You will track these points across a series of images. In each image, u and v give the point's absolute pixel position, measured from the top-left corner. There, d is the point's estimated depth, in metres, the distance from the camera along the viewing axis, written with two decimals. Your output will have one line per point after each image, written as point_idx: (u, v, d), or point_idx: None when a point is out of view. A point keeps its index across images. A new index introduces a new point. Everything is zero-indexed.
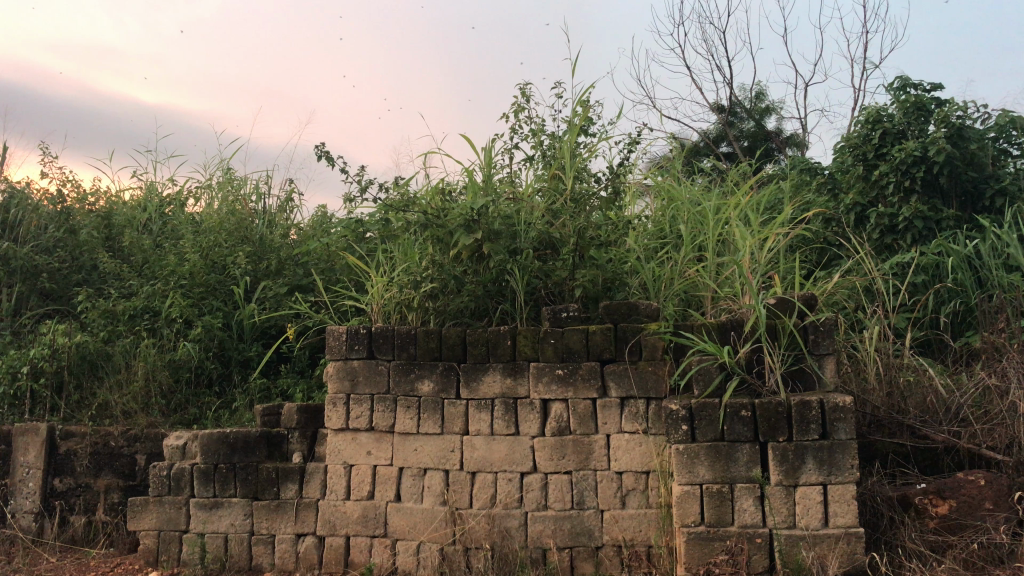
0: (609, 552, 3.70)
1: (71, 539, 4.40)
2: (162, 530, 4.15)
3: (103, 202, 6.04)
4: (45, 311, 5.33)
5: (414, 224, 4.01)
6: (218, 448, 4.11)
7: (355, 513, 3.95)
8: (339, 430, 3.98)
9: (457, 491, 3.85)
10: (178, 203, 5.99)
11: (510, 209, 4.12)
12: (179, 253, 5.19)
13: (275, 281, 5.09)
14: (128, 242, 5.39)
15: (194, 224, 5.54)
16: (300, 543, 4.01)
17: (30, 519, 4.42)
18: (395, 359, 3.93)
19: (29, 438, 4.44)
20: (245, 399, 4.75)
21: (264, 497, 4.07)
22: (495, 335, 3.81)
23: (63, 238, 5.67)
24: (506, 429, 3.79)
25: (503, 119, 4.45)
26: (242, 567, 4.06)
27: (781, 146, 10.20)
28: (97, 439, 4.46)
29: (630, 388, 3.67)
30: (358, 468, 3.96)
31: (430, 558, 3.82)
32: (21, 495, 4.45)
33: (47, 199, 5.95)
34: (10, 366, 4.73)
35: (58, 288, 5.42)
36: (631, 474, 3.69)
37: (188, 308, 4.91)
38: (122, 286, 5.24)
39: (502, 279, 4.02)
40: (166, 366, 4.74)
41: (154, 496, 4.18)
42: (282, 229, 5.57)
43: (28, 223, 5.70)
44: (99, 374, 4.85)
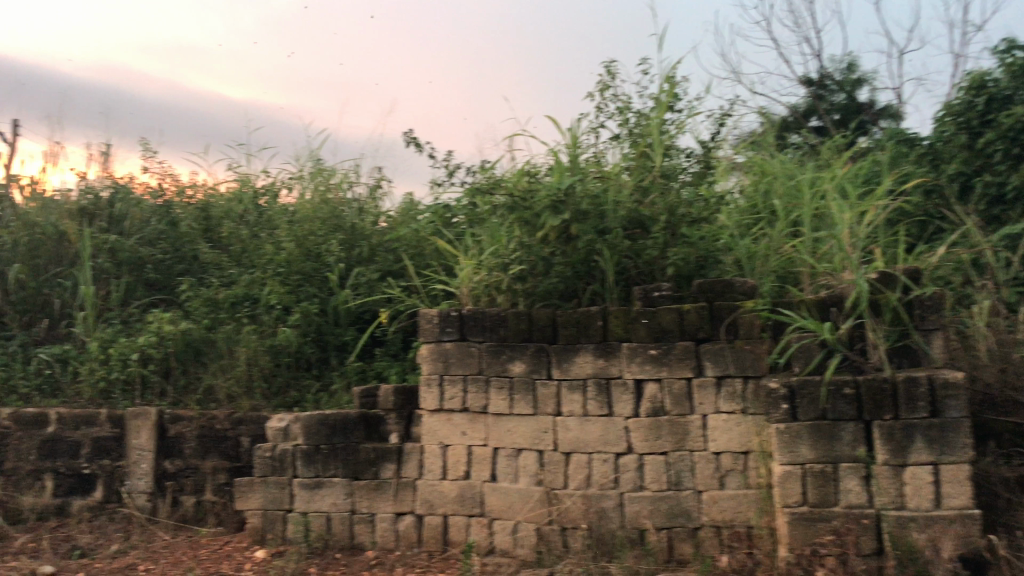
0: (708, 533, 3.65)
1: (182, 518, 4.61)
2: (267, 509, 4.28)
3: (201, 194, 6.10)
4: (152, 301, 5.58)
5: (502, 206, 4.04)
6: (318, 430, 4.22)
7: (452, 493, 4.01)
8: (434, 411, 4.03)
9: (552, 471, 3.85)
10: (272, 195, 6.01)
11: (597, 189, 4.08)
12: (276, 242, 5.35)
13: (368, 267, 5.19)
14: (227, 233, 5.62)
15: (288, 214, 5.66)
16: (399, 522, 4.09)
17: (145, 499, 4.63)
18: (486, 340, 3.95)
19: (141, 422, 4.63)
20: (343, 381, 4.88)
21: (363, 477, 4.15)
22: (586, 315, 3.78)
23: (165, 230, 5.92)
24: (600, 410, 3.77)
25: (588, 98, 4.43)
26: (344, 545, 4.16)
27: (874, 118, 9.79)
28: (204, 423, 4.63)
29: (726, 367, 3.61)
30: (454, 448, 4.01)
31: (527, 538, 3.86)
32: (135, 476, 4.65)
33: (149, 193, 6.15)
34: (121, 352, 4.91)
35: (163, 279, 5.67)
36: (729, 454, 3.63)
37: (287, 295, 5.09)
38: (222, 275, 5.46)
39: (591, 260, 4.02)
40: (266, 351, 4.91)
41: (259, 477, 4.30)
42: (372, 217, 5.62)
43: (132, 216, 5.97)
44: (204, 360, 5.03)
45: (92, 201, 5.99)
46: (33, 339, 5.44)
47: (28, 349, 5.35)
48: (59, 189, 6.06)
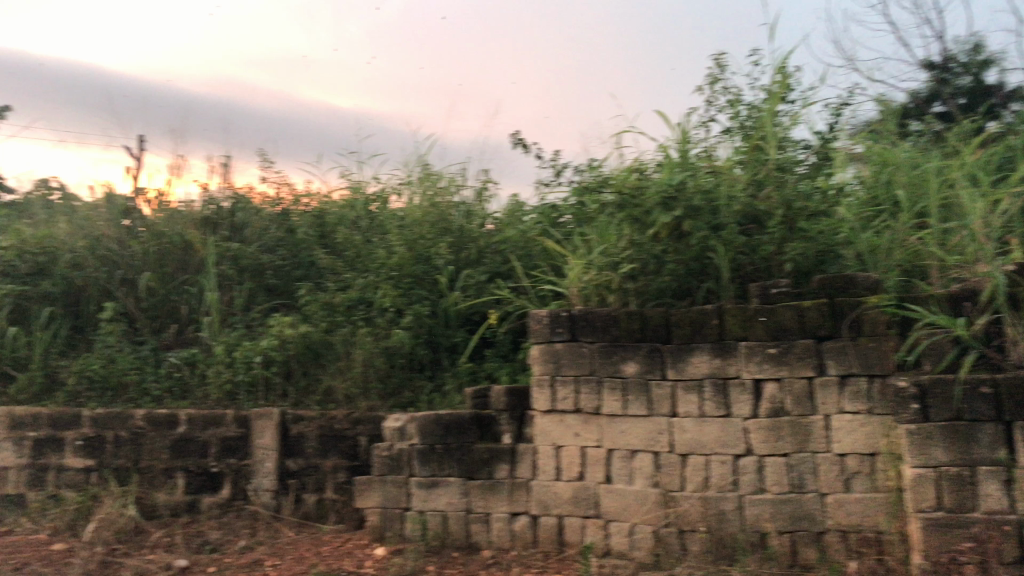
0: (833, 537, 3.53)
1: (305, 515, 4.78)
2: (386, 508, 4.36)
3: (316, 202, 6.31)
4: (273, 305, 5.79)
5: (611, 204, 4.05)
6: (433, 430, 4.28)
7: (567, 494, 3.99)
8: (547, 412, 4.03)
9: (668, 473, 3.78)
10: (382, 200, 6.11)
11: (708, 184, 4.04)
12: (388, 246, 5.47)
13: (476, 269, 5.26)
14: (341, 239, 5.81)
15: (398, 218, 5.77)
16: (514, 522, 4.11)
17: (269, 496, 4.81)
18: (598, 341, 3.91)
19: (265, 422, 4.82)
20: (455, 382, 4.95)
21: (478, 477, 4.19)
22: (701, 314, 3.70)
23: (283, 237, 6.14)
24: (717, 411, 3.69)
25: (697, 93, 4.53)
26: (461, 544, 4.21)
27: (1004, 101, 9.23)
28: (324, 422, 4.79)
29: (851, 365, 3.47)
30: (568, 449, 3.99)
31: (644, 540, 3.81)
32: (260, 474, 4.83)
33: (267, 202, 6.36)
34: (245, 355, 5.12)
35: (282, 284, 5.88)
36: (855, 456, 3.49)
37: (399, 298, 5.19)
38: (338, 280, 5.62)
39: (705, 257, 3.94)
40: (381, 353, 5.00)
41: (377, 476, 4.39)
42: (479, 219, 5.65)
43: (253, 224, 6.21)
44: (322, 362, 5.18)
45: (215, 212, 6.28)
46: (164, 344, 5.74)
47: (159, 353, 5.65)
48: (183, 200, 6.33)
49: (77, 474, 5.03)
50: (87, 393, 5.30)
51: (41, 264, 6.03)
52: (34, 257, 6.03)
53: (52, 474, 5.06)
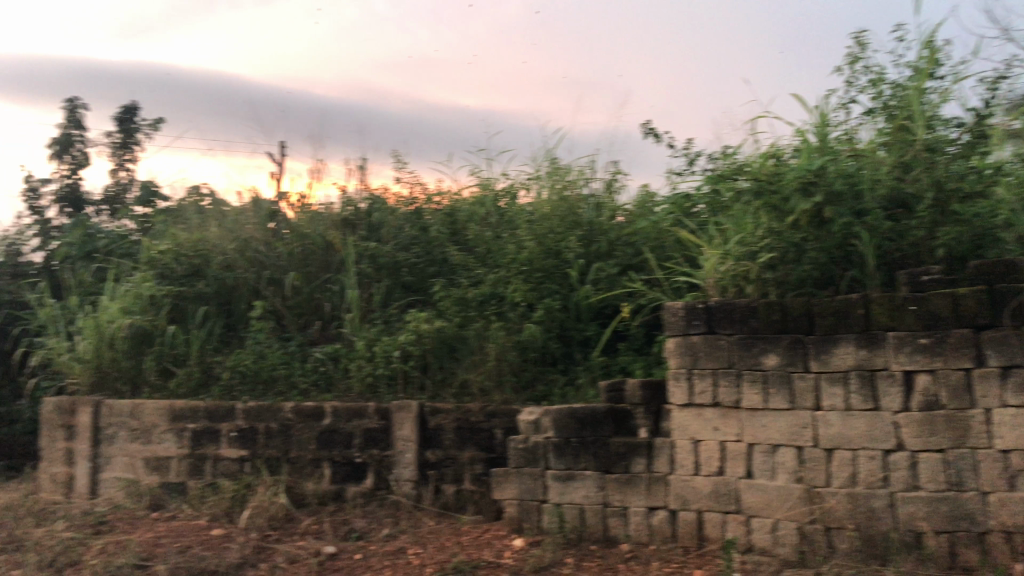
0: (996, 538, 3.33)
1: (445, 506, 4.90)
2: (523, 500, 4.41)
3: (448, 200, 6.47)
4: (409, 301, 5.95)
5: (748, 191, 4.04)
6: (569, 423, 4.30)
7: (706, 489, 3.93)
8: (683, 405, 3.97)
9: (813, 468, 3.66)
10: (511, 196, 6.17)
11: (851, 167, 3.90)
12: (518, 241, 5.52)
13: (607, 262, 5.22)
14: (473, 235, 5.92)
15: (527, 212, 5.81)
16: (652, 517, 4.08)
17: (410, 486, 4.96)
18: (736, 333, 3.83)
19: (404, 414, 4.97)
20: (588, 376, 4.95)
21: (615, 471, 4.19)
22: (846, 304, 3.56)
23: (417, 236, 6.30)
24: (865, 404, 3.54)
25: (836, 75, 4.52)
26: (598, 538, 4.21)
27: None
28: (460, 415, 4.89)
29: (1014, 356, 3.28)
30: (706, 444, 3.92)
31: (788, 537, 3.70)
32: (401, 465, 4.98)
33: (401, 202, 6.58)
34: (384, 350, 5.29)
35: (417, 280, 6.04)
36: (1020, 452, 3.28)
37: (531, 292, 5.23)
38: (470, 275, 5.72)
39: (849, 245, 3.82)
40: (514, 347, 5.06)
41: (514, 468, 4.45)
42: (609, 211, 5.63)
43: (388, 224, 6.41)
44: (457, 356, 5.29)
45: (353, 213, 6.55)
46: (309, 340, 6.00)
47: (304, 348, 5.91)
48: (322, 203, 6.64)
49: (232, 464, 5.33)
50: (240, 387, 5.61)
51: (196, 266, 6.44)
52: (190, 259, 6.45)
53: (210, 463, 5.39)
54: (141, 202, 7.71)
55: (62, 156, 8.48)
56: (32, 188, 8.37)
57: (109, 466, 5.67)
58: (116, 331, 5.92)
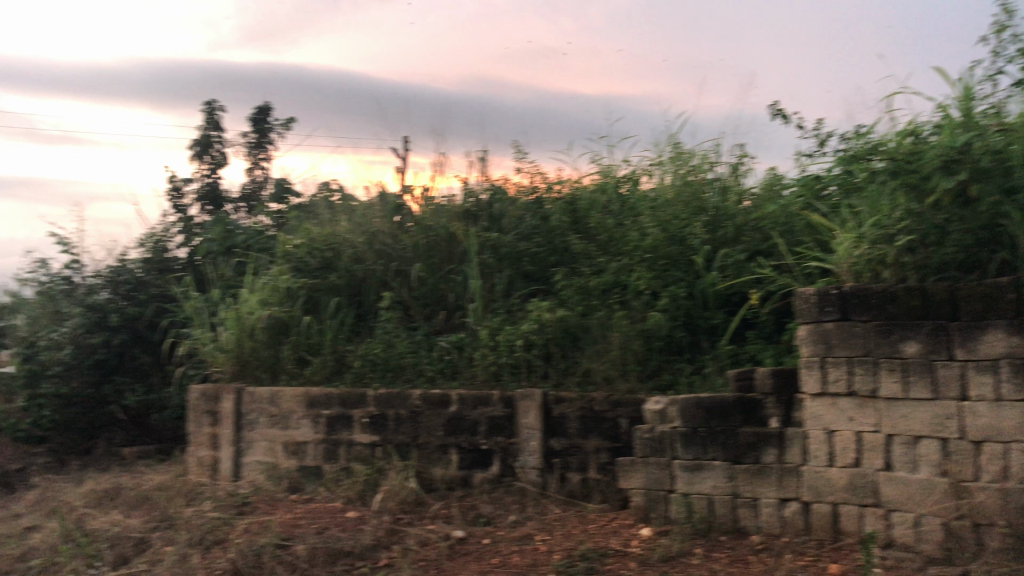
0: None
1: (571, 494, 4.93)
2: (650, 489, 4.38)
3: (568, 188, 6.45)
4: (531, 290, 5.99)
5: (884, 173, 3.90)
6: (695, 413, 4.24)
7: (842, 481, 3.80)
8: (817, 395, 3.85)
9: (959, 461, 3.47)
10: (633, 182, 6.14)
11: (1000, 142, 3.64)
12: (641, 228, 5.49)
13: (734, 247, 5.15)
14: (595, 223, 5.87)
15: (650, 199, 5.77)
16: (784, 508, 3.99)
17: (536, 473, 5.02)
18: (873, 319, 3.67)
19: (528, 403, 5.03)
20: (715, 364, 4.86)
21: (744, 461, 4.11)
22: (995, 288, 3.35)
23: (538, 225, 6.33)
24: (1017, 395, 3.32)
25: (982, 48, 4.39)
26: (728, 529, 4.15)
27: None
28: (585, 404, 4.89)
29: None
30: (841, 435, 3.79)
31: (932, 533, 3.53)
32: (527, 452, 5.04)
33: (522, 191, 6.60)
34: (508, 339, 5.35)
35: (539, 270, 6.08)
36: None
37: (655, 280, 5.20)
38: (592, 264, 5.73)
39: (997, 225, 3.58)
40: (639, 335, 5.03)
41: (640, 457, 4.42)
42: (735, 196, 5.52)
43: (509, 215, 6.46)
44: (581, 345, 5.30)
45: (475, 204, 6.65)
46: (435, 329, 6.15)
47: (431, 337, 6.06)
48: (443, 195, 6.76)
49: (364, 449, 5.52)
50: (371, 374, 5.80)
51: (328, 260, 6.71)
52: (322, 253, 6.72)
53: (344, 448, 5.60)
54: (274, 198, 8.07)
55: (203, 157, 8.96)
56: (177, 188, 8.88)
57: (250, 451, 5.98)
58: (256, 322, 6.22)
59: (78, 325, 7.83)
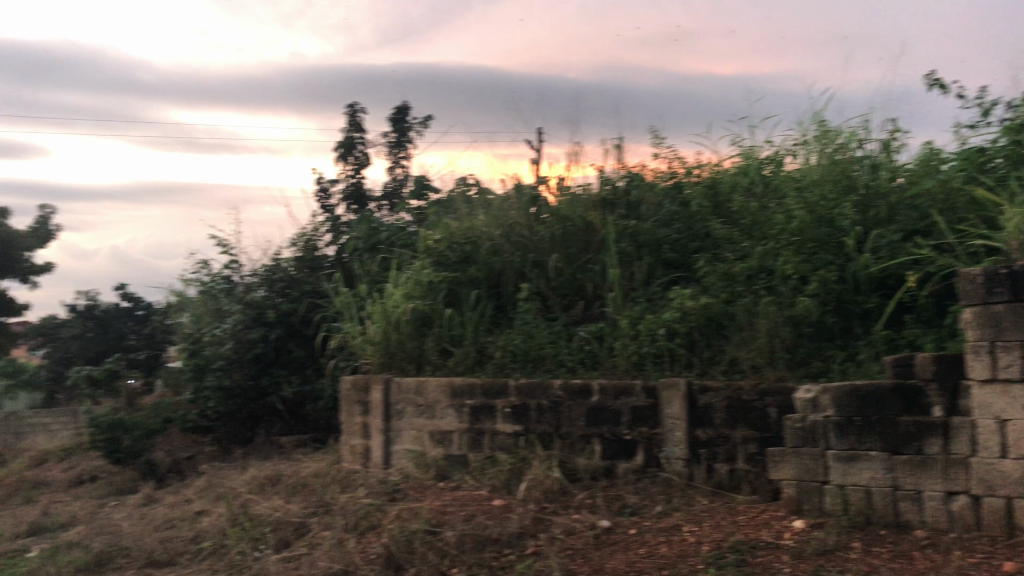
0: None
1: (718, 485, 4.83)
2: (802, 480, 4.22)
3: (708, 172, 6.46)
4: (673, 278, 5.91)
5: None
6: (851, 401, 4.07)
7: (1016, 473, 3.58)
8: (985, 382, 3.63)
9: None
10: (776, 163, 6.09)
11: None
12: (787, 210, 5.34)
13: (888, 228, 4.93)
14: (737, 207, 5.81)
15: (796, 180, 5.61)
16: (952, 502, 3.77)
17: (682, 464, 4.95)
18: None
19: (672, 392, 4.97)
20: (870, 351, 4.64)
21: (905, 452, 3.91)
22: None
23: (677, 211, 6.25)
24: None
25: None
26: (889, 523, 3.95)
27: None
28: (731, 393, 4.78)
29: None
30: (1014, 424, 3.56)
31: None
32: (672, 443, 4.98)
33: (660, 176, 6.62)
34: (649, 327, 5.32)
35: (680, 257, 5.99)
36: None
37: (803, 264, 5.01)
38: (736, 249, 5.59)
39: None
40: (787, 322, 4.86)
41: (791, 447, 4.26)
42: (888, 172, 5.27)
43: (647, 201, 6.41)
44: (726, 333, 5.20)
45: (612, 191, 6.64)
46: (574, 320, 6.16)
47: (570, 327, 6.08)
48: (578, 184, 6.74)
49: (508, 438, 5.61)
50: (512, 364, 5.88)
51: (466, 253, 6.83)
52: (461, 246, 6.85)
53: (488, 437, 5.70)
54: (414, 195, 8.29)
55: (346, 158, 9.30)
56: (323, 189, 9.27)
57: (399, 440, 6.18)
58: (401, 315, 6.43)
59: (238, 321, 8.31)
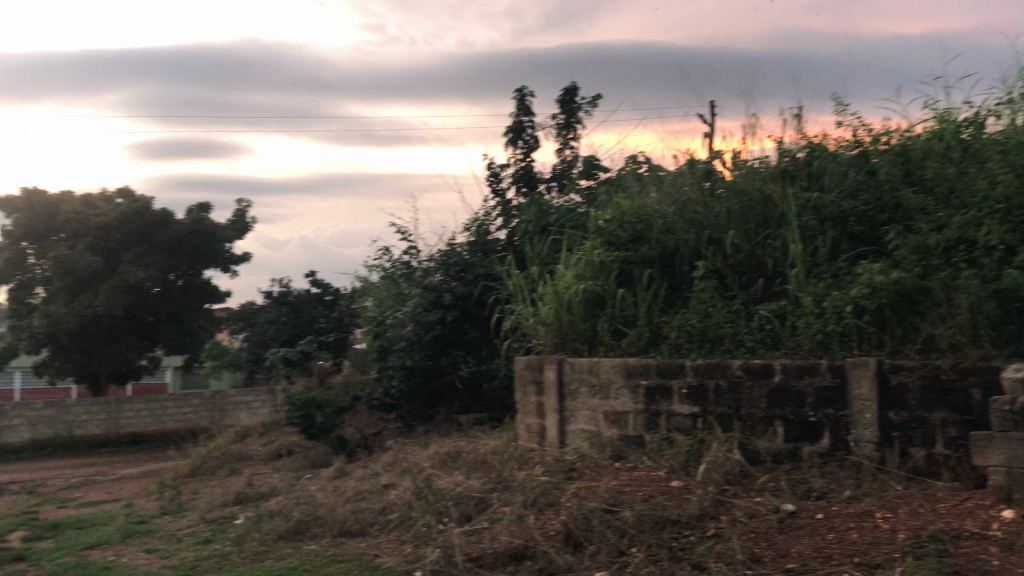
0: None
1: (914, 470, 4.56)
2: (1013, 467, 3.91)
3: (897, 139, 6.10)
4: (859, 252, 5.61)
5: None
6: None
7: None
8: None
9: None
10: (976, 126, 5.73)
11: None
12: (990, 176, 5.10)
13: None
14: (932, 175, 5.52)
15: (999, 143, 5.33)
16: None
17: (872, 448, 4.69)
18: None
19: (861, 372, 4.71)
20: None
21: None
22: None
23: (864, 181, 5.92)
24: None
25: None
26: None
27: None
28: (928, 373, 4.49)
29: None
30: None
31: None
32: (861, 425, 4.73)
33: (844, 146, 6.36)
34: (835, 305, 5.06)
35: (868, 231, 5.66)
36: None
37: (1010, 234, 4.68)
38: (930, 220, 5.26)
39: None
40: (991, 297, 4.53)
41: (999, 431, 3.98)
42: None
43: (831, 172, 6.12)
44: (921, 310, 4.89)
45: (792, 162, 6.42)
46: (753, 298, 6.00)
47: (749, 306, 5.93)
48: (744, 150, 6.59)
49: (685, 419, 5.50)
50: (688, 345, 5.79)
51: (639, 232, 6.75)
52: (633, 225, 6.78)
53: (664, 418, 5.61)
54: (584, 175, 8.30)
55: (516, 142, 9.43)
56: (494, 173, 9.46)
57: (574, 419, 6.22)
58: (573, 296, 6.47)
59: (416, 305, 8.62)
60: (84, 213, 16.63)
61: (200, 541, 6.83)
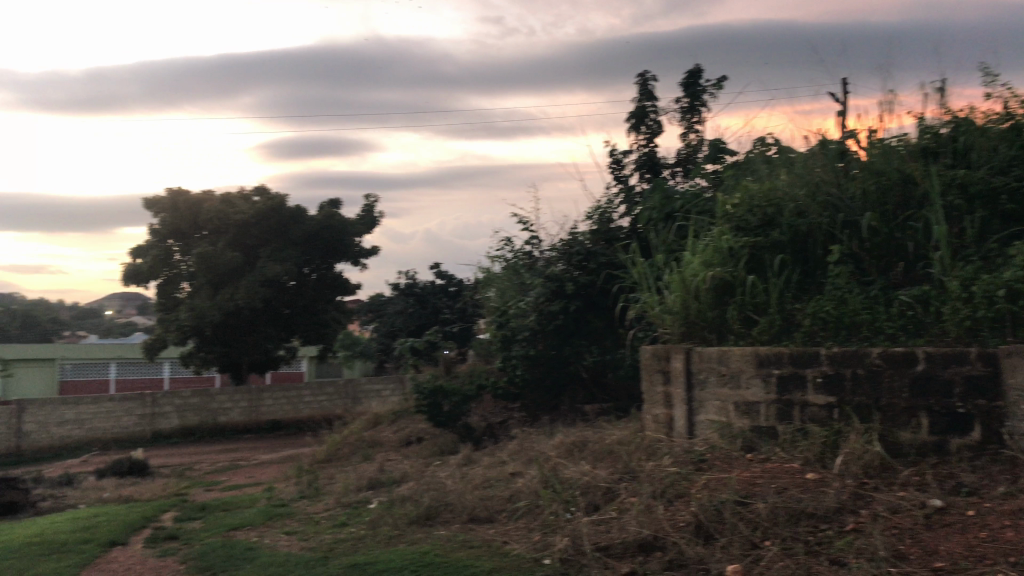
0: None
1: None
2: None
3: None
4: (1012, 234, 5.30)
5: None
6: None
7: None
8: None
9: None
10: None
11: None
12: None
13: None
14: None
15: None
16: None
17: None
18: None
19: (1019, 359, 4.42)
20: None
21: None
22: None
23: (1017, 155, 5.60)
24: None
25: None
26: None
27: None
28: None
29: None
30: None
31: None
32: (1017, 417, 4.45)
33: (992, 120, 5.91)
34: (985, 290, 4.75)
35: (1020, 208, 5.38)
36: None
37: None
38: None
39: None
40: None
41: None
42: None
43: (979, 147, 5.77)
44: None
45: (934, 139, 6.07)
46: (893, 283, 5.77)
47: (888, 292, 5.68)
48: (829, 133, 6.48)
49: (820, 410, 5.29)
50: (823, 332, 5.58)
51: (769, 216, 6.55)
52: (763, 210, 6.58)
53: (798, 409, 5.41)
54: (709, 159, 8.11)
55: (639, 128, 9.31)
56: (617, 161, 9.36)
57: (703, 410, 6.05)
58: (700, 284, 6.29)
59: (540, 294, 8.60)
60: (224, 211, 17.50)
61: (337, 524, 7.08)
